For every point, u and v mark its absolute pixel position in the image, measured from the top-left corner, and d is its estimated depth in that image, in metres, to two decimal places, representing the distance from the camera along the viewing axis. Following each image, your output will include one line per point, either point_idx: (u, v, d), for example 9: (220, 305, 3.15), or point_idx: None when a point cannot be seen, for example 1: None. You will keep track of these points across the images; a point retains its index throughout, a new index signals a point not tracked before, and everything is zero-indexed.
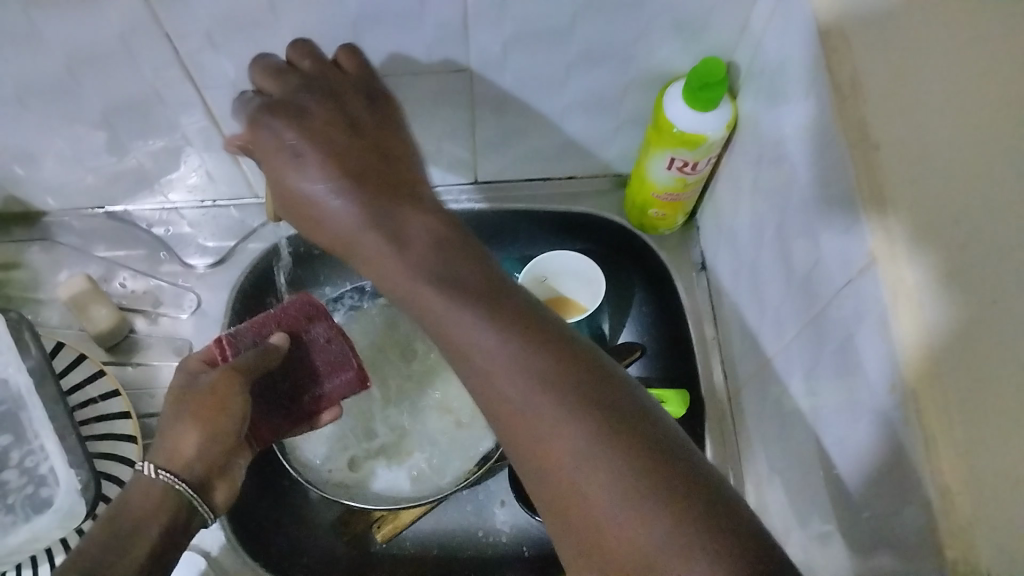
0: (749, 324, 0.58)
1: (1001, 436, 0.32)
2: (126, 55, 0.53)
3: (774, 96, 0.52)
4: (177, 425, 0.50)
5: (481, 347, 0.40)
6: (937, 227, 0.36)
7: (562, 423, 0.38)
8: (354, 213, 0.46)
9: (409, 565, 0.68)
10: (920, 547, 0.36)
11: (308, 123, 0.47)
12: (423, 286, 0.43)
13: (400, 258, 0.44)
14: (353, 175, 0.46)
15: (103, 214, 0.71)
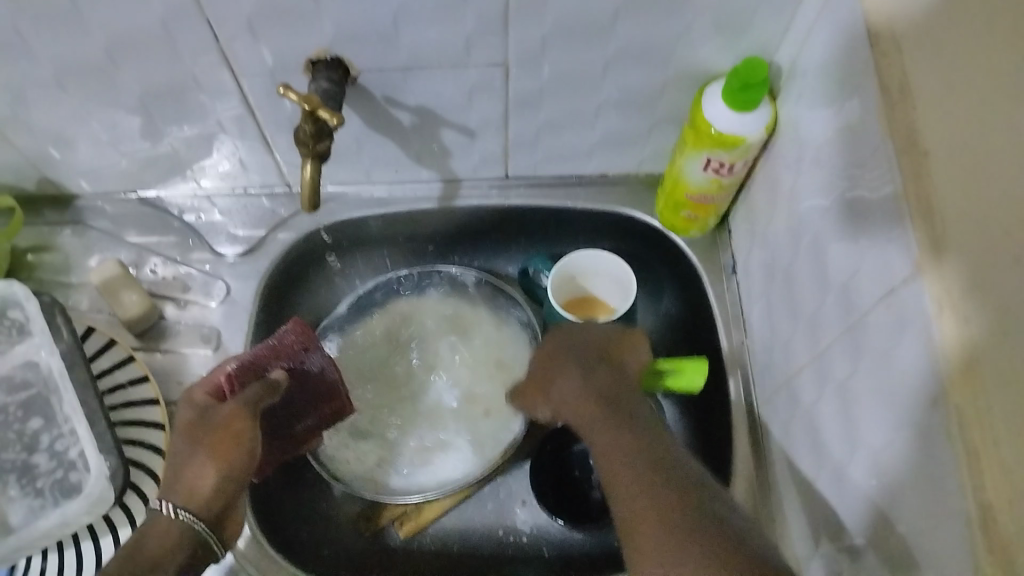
0: (782, 330, 0.57)
1: None
2: (163, 40, 0.53)
3: (817, 99, 0.50)
4: (193, 463, 0.50)
5: (574, 388, 0.54)
6: (991, 261, 0.34)
7: (629, 460, 0.47)
8: (581, 360, 0.56)
9: (428, 561, 0.68)
10: (958, 567, 0.34)
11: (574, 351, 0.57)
12: (556, 361, 0.57)
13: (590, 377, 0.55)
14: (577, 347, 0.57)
15: (135, 200, 0.71)
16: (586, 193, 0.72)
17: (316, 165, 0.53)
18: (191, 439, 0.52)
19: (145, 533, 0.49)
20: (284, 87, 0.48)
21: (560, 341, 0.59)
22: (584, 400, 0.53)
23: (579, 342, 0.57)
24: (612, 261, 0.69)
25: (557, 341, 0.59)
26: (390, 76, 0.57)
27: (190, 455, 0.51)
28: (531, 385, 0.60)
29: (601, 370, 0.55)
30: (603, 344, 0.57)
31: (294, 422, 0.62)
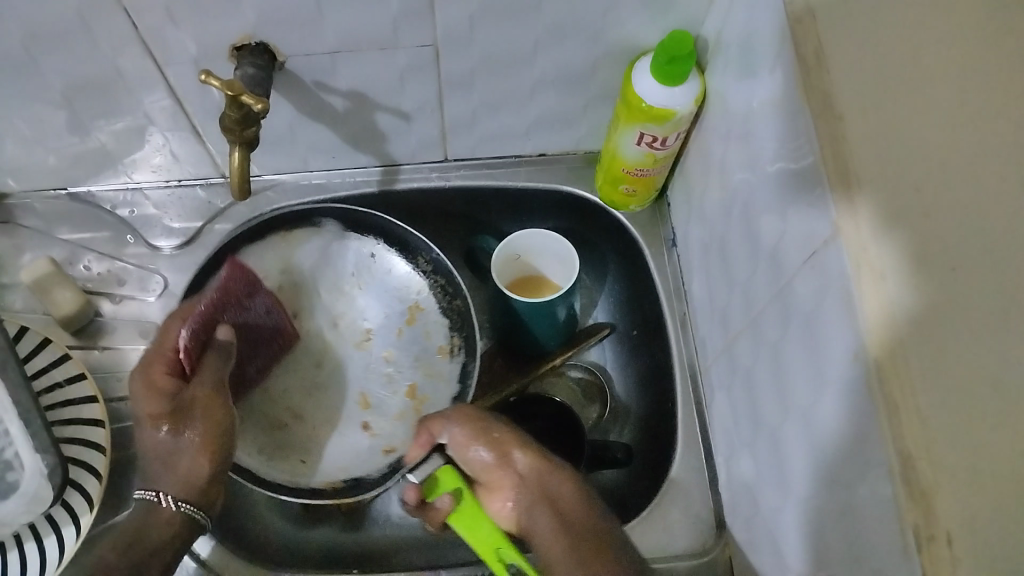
0: (718, 299, 0.58)
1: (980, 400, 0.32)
2: (82, 30, 0.52)
3: (742, 71, 0.51)
4: (183, 453, 0.52)
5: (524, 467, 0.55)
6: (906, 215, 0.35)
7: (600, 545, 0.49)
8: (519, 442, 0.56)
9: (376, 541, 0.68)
10: (885, 517, 0.35)
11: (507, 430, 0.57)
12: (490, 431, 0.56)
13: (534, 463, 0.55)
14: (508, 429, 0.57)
15: (66, 195, 0.69)
16: (525, 172, 0.72)
17: (245, 153, 0.52)
18: (174, 431, 0.52)
19: (145, 522, 0.51)
20: (206, 74, 0.47)
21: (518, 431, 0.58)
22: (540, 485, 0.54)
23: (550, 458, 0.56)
24: (562, 273, 0.71)
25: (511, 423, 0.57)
26: (318, 60, 0.56)
27: (176, 446, 0.52)
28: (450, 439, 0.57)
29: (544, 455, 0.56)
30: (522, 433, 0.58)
31: (247, 363, 0.63)
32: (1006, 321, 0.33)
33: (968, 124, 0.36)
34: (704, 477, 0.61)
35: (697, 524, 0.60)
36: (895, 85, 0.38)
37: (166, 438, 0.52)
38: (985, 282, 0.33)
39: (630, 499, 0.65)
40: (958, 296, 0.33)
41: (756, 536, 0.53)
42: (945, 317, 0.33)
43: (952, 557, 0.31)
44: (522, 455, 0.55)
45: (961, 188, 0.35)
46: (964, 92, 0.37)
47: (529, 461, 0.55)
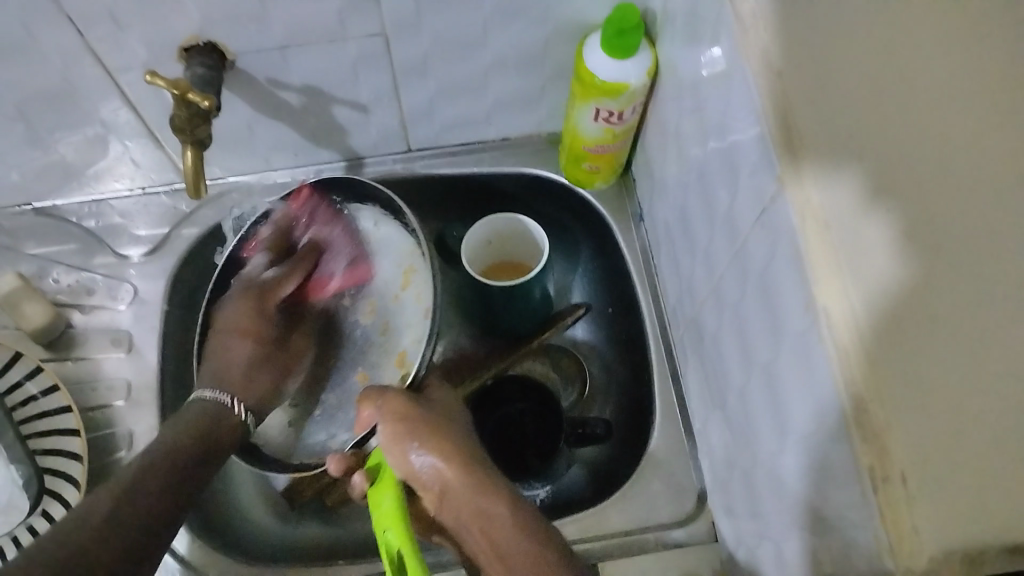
0: (684, 269, 0.58)
1: (928, 335, 0.32)
2: (29, 41, 0.52)
3: (688, 38, 0.51)
4: (226, 350, 0.63)
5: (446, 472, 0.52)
6: (844, 154, 0.35)
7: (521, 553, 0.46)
8: (448, 446, 0.53)
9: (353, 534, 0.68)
10: (843, 463, 0.35)
11: (438, 428, 0.54)
12: (420, 432, 0.53)
13: (460, 468, 0.52)
14: (436, 431, 0.54)
15: (30, 210, 0.69)
16: (489, 157, 0.72)
17: (198, 152, 0.53)
18: (243, 332, 0.63)
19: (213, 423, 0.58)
20: (152, 74, 0.49)
21: (451, 434, 0.54)
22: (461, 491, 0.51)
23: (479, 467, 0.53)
24: (533, 253, 0.71)
25: (436, 427, 0.54)
26: (269, 56, 0.57)
27: (224, 342, 0.63)
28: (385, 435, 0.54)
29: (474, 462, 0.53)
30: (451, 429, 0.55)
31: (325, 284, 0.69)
32: (942, 252, 0.33)
33: (897, 66, 0.37)
34: (684, 446, 0.61)
35: (679, 493, 0.60)
36: (828, 34, 0.38)
37: (235, 337, 0.63)
38: (924, 227, 0.33)
39: (613, 477, 0.66)
40: (902, 251, 0.33)
41: (733, 499, 0.53)
42: (892, 270, 0.33)
43: (907, 497, 0.31)
44: (449, 462, 0.52)
45: (889, 127, 0.35)
46: (885, 36, 0.37)
47: (444, 468, 0.52)
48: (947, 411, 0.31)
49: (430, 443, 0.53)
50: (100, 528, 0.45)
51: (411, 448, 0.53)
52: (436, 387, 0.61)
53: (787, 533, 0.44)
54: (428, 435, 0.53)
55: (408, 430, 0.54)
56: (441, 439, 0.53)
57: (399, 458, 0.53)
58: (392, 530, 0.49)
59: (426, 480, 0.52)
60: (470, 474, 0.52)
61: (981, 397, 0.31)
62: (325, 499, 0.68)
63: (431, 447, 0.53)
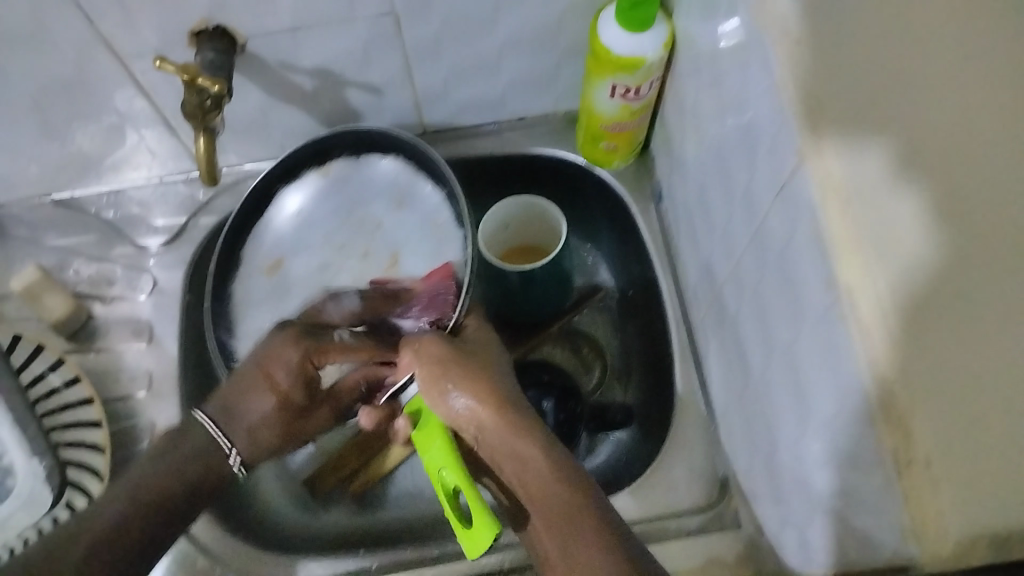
0: (704, 247, 0.57)
1: (954, 312, 0.31)
2: (38, 31, 0.52)
3: (704, 8, 0.49)
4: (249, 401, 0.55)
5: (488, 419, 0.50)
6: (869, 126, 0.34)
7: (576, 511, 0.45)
8: (488, 388, 0.51)
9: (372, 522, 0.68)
10: (865, 446, 0.34)
11: (475, 368, 0.52)
12: (456, 375, 0.51)
13: (500, 412, 0.50)
14: (475, 371, 0.52)
15: (51, 202, 0.70)
16: (505, 139, 0.71)
17: (210, 139, 0.53)
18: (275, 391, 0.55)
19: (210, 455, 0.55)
20: (160, 60, 0.50)
21: (490, 373, 0.52)
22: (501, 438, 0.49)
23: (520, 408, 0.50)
24: (552, 235, 0.70)
25: (464, 362, 0.52)
26: (279, 40, 0.56)
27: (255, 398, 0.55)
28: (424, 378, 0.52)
29: (514, 402, 0.50)
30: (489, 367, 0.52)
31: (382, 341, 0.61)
32: (959, 215, 0.32)
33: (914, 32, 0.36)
34: (706, 429, 0.60)
35: (701, 476, 0.59)
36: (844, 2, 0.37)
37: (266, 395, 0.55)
38: (944, 196, 0.32)
39: (637, 459, 0.64)
40: (931, 227, 0.32)
41: (756, 482, 0.52)
42: (922, 250, 0.31)
43: (931, 479, 0.30)
44: (489, 407, 0.50)
45: (909, 94, 0.34)
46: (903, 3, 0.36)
47: (484, 413, 0.50)
48: (973, 395, 0.30)
49: (467, 387, 0.51)
50: (138, 505, 0.51)
51: (451, 392, 0.51)
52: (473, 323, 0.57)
53: (811, 518, 0.43)
54: (457, 373, 0.51)
55: (446, 372, 0.51)
56: (471, 375, 0.51)
57: (439, 403, 0.51)
58: (447, 468, 0.49)
59: (458, 420, 0.51)
60: (511, 418, 0.49)
61: (1003, 384, 0.30)
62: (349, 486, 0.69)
63: (461, 387, 0.51)
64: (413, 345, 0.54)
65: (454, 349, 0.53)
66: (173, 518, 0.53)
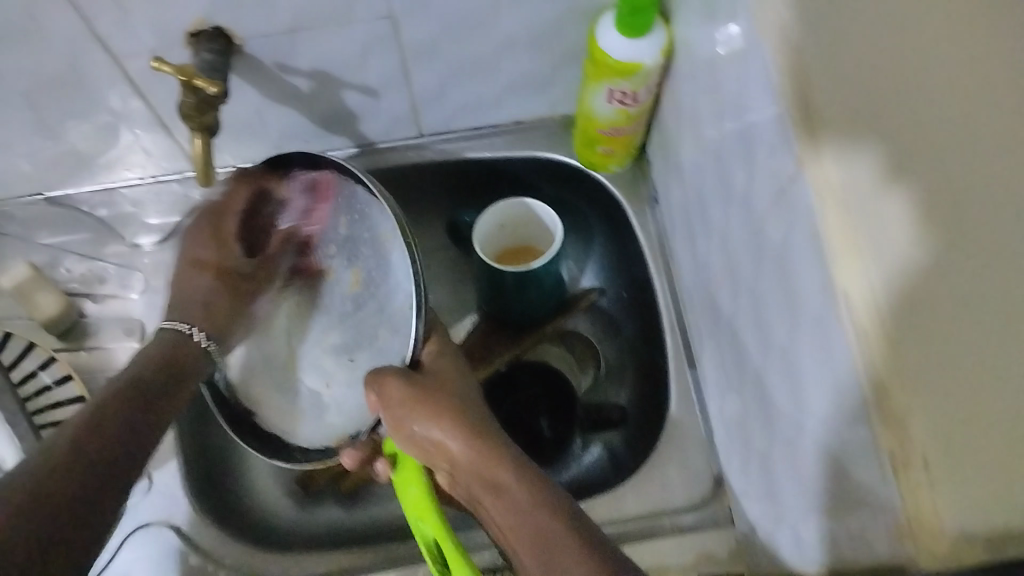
0: (700, 252, 0.57)
1: (936, 320, 0.31)
2: (34, 28, 0.52)
3: (702, 14, 0.49)
4: (193, 282, 0.64)
5: (459, 451, 0.51)
6: (866, 125, 0.34)
7: (554, 528, 0.45)
8: (454, 422, 0.52)
9: (358, 523, 0.68)
10: (864, 451, 0.34)
11: (439, 398, 0.53)
12: (418, 409, 0.52)
13: (468, 444, 0.51)
14: (438, 404, 0.52)
15: (43, 200, 0.69)
16: (502, 141, 0.71)
17: (206, 138, 0.53)
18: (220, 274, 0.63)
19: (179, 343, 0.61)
20: (158, 61, 0.48)
21: (455, 404, 0.53)
22: (474, 466, 0.50)
23: (489, 437, 0.52)
24: (548, 238, 0.70)
25: (427, 396, 0.52)
26: (277, 40, 0.56)
27: (200, 281, 0.63)
28: (387, 418, 0.53)
29: (483, 434, 0.52)
30: (455, 399, 0.54)
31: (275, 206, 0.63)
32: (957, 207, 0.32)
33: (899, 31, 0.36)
34: (701, 434, 0.60)
35: (694, 480, 0.59)
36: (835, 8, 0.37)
37: (212, 278, 0.63)
38: (937, 190, 0.32)
39: (630, 459, 0.64)
40: (920, 231, 0.32)
41: (751, 487, 0.52)
42: (909, 253, 0.31)
43: (929, 482, 0.30)
44: (457, 439, 0.51)
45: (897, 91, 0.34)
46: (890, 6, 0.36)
47: (453, 445, 0.51)
48: (974, 395, 0.30)
49: (432, 420, 0.52)
50: (59, 464, 0.48)
51: (418, 428, 0.52)
52: (430, 350, 0.57)
53: (806, 522, 0.43)
54: (423, 410, 0.52)
55: (408, 405, 0.52)
56: (437, 411, 0.52)
57: (407, 439, 0.52)
58: (423, 518, 0.51)
59: (435, 455, 0.52)
60: (481, 447, 0.51)
61: (1005, 385, 0.30)
62: (339, 485, 0.68)
63: (430, 424, 0.52)
64: (370, 386, 0.53)
65: (415, 384, 0.53)
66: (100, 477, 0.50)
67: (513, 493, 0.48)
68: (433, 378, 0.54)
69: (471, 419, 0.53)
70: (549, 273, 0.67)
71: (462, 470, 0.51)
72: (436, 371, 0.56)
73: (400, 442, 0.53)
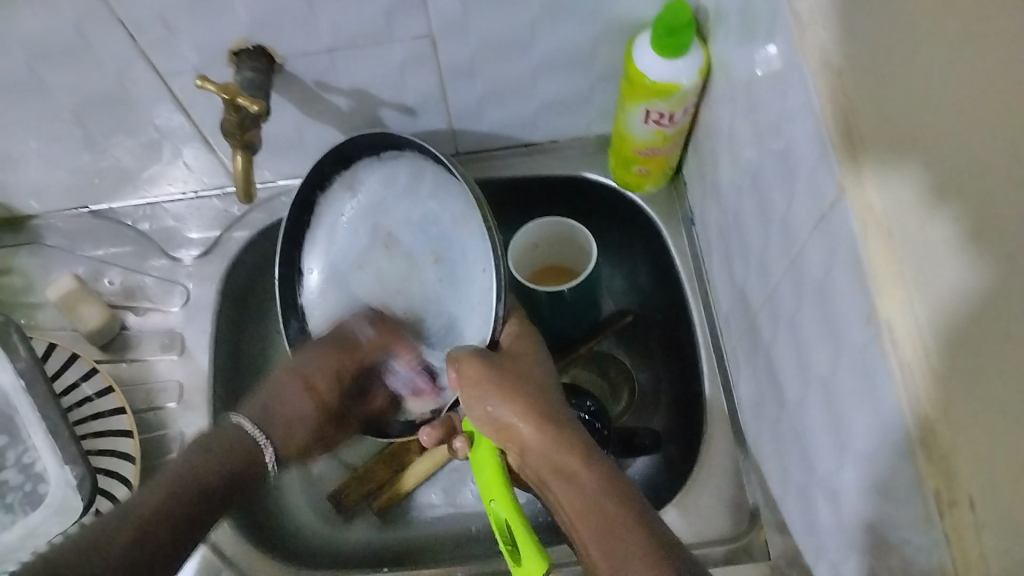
0: (737, 274, 0.57)
1: (996, 354, 0.29)
2: (84, 46, 0.53)
3: (741, 36, 0.49)
4: (287, 400, 0.61)
5: (527, 434, 0.51)
6: (902, 155, 0.34)
7: (621, 521, 0.44)
8: (526, 402, 0.52)
9: (390, 539, 0.68)
10: (906, 482, 0.33)
11: (510, 377, 0.53)
12: (492, 389, 0.52)
13: (538, 427, 0.51)
14: (511, 384, 0.53)
15: (88, 214, 0.71)
16: (537, 161, 0.71)
17: (247, 155, 0.53)
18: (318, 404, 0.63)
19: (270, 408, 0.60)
20: (202, 79, 0.50)
21: (529, 384, 0.53)
22: (543, 449, 0.50)
23: (562, 420, 0.51)
24: (583, 256, 0.70)
25: (502, 375, 0.53)
26: (317, 60, 0.57)
27: (288, 395, 0.61)
28: (465, 394, 0.54)
29: (557, 416, 0.52)
30: (528, 380, 0.54)
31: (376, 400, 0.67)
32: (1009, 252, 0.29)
33: (972, 41, 0.32)
34: (736, 457, 0.60)
35: (729, 503, 0.58)
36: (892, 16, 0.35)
37: (298, 396, 0.62)
38: (990, 226, 0.30)
39: (668, 481, 0.64)
40: (972, 262, 0.30)
41: (788, 513, 0.51)
42: (958, 280, 0.30)
43: (976, 521, 0.30)
44: (528, 421, 0.51)
45: (957, 117, 0.32)
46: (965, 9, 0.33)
47: (524, 426, 0.51)
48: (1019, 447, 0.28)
49: (504, 399, 0.52)
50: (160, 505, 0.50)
51: (491, 406, 0.52)
52: (511, 331, 0.58)
53: (843, 551, 0.43)
54: (496, 388, 0.52)
55: (483, 384, 0.53)
56: (509, 390, 0.52)
57: (480, 416, 0.53)
58: (497, 500, 0.51)
59: (504, 435, 0.52)
60: (551, 430, 0.51)
61: None
62: (372, 502, 0.69)
63: (501, 404, 0.52)
64: (452, 361, 0.55)
65: (492, 363, 0.54)
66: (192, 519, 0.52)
67: (581, 480, 0.48)
68: (507, 359, 0.55)
69: (545, 400, 0.53)
70: (584, 292, 0.67)
71: (531, 452, 0.51)
72: (513, 351, 0.56)
73: (473, 419, 0.54)
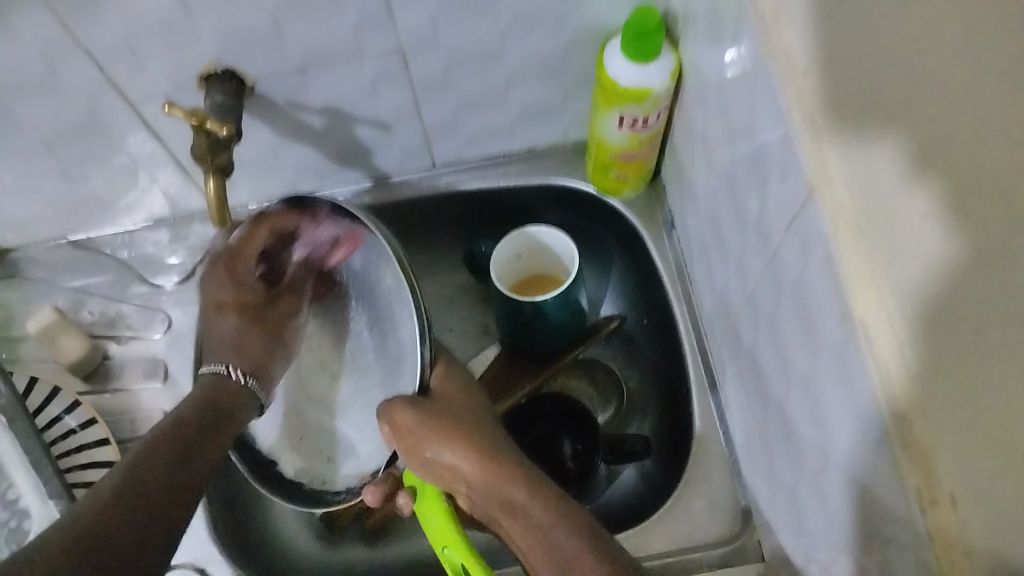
0: (717, 275, 0.57)
1: (976, 347, 0.29)
2: (51, 78, 0.53)
3: (708, 39, 0.49)
4: (222, 328, 0.65)
5: (474, 478, 0.52)
6: (866, 141, 0.33)
7: (579, 553, 0.45)
8: (466, 444, 0.53)
9: (381, 560, 0.68)
10: (887, 481, 0.33)
11: (449, 419, 0.54)
12: (430, 438, 0.53)
13: (483, 467, 0.52)
14: (448, 427, 0.53)
15: (67, 244, 0.71)
16: (515, 170, 0.71)
17: (219, 181, 0.53)
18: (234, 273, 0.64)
19: (219, 381, 0.60)
20: (170, 106, 0.50)
21: (467, 425, 0.54)
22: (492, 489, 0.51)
23: (504, 457, 0.53)
24: (565, 262, 0.69)
25: (436, 420, 0.53)
26: (288, 80, 0.57)
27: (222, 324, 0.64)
28: (401, 446, 0.54)
29: (498, 452, 0.53)
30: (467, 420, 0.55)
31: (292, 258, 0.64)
32: (984, 204, 0.29)
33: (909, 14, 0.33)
34: (727, 460, 0.59)
35: (723, 507, 0.58)
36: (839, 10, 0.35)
37: (236, 322, 0.64)
38: (972, 190, 0.29)
39: (662, 488, 0.64)
40: (948, 232, 0.30)
41: (779, 514, 0.51)
42: (939, 250, 0.30)
43: (958, 520, 0.29)
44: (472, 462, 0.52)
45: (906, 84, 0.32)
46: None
47: (469, 468, 0.52)
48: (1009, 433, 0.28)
49: (445, 446, 0.53)
50: (128, 485, 0.48)
51: (432, 454, 0.53)
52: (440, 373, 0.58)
53: (834, 552, 0.42)
54: (433, 434, 0.53)
55: (420, 432, 0.53)
56: (447, 435, 0.53)
57: (421, 464, 0.53)
58: (450, 546, 0.49)
59: (450, 478, 0.53)
60: (495, 468, 0.52)
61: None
62: (363, 522, 0.68)
63: (443, 449, 0.53)
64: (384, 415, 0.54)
65: (427, 409, 0.54)
66: (181, 482, 0.51)
67: (531, 517, 0.49)
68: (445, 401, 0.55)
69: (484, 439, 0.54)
70: (569, 300, 0.66)
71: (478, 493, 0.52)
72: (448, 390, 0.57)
73: (414, 467, 0.54)
